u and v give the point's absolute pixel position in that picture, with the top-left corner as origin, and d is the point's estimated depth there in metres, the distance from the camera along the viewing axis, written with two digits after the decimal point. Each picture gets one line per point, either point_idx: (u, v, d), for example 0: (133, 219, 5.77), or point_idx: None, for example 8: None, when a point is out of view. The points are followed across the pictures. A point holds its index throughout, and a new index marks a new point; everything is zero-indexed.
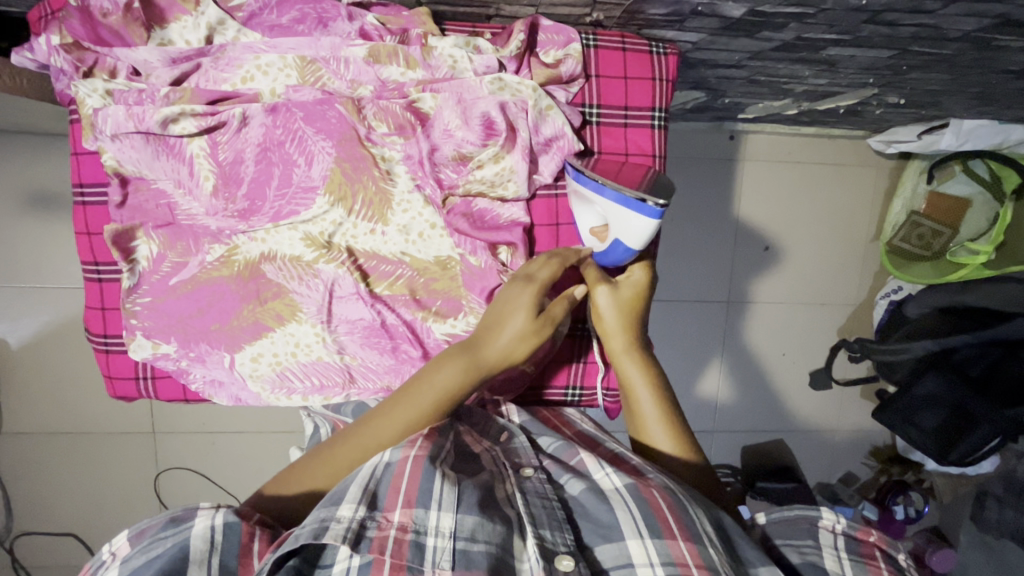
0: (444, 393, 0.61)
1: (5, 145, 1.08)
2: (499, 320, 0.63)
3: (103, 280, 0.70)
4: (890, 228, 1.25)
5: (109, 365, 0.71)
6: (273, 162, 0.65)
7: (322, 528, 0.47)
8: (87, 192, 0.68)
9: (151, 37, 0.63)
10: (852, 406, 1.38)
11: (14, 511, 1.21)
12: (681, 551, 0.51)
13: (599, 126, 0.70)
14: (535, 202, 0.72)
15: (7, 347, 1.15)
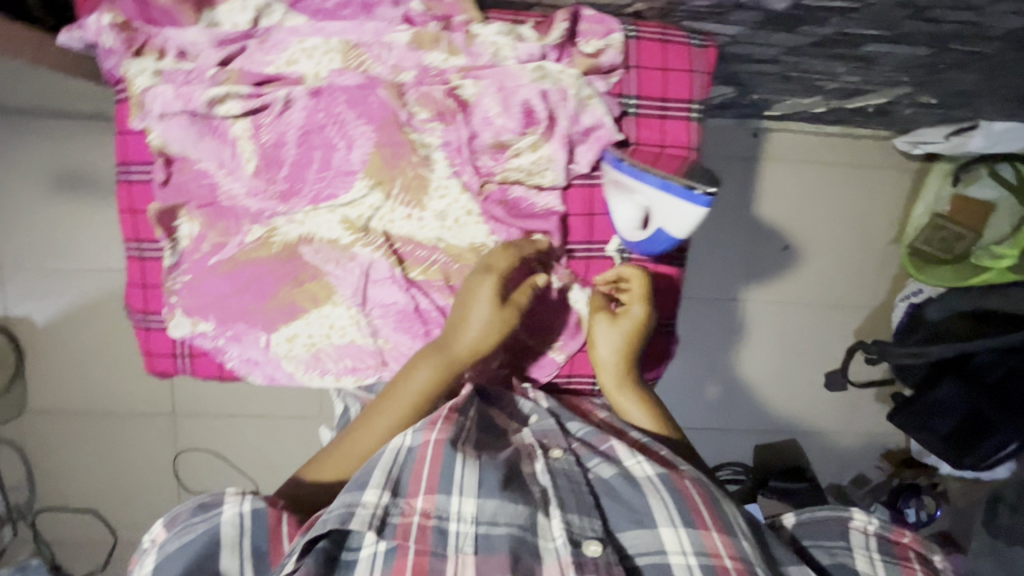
0: (424, 392, 0.67)
1: (36, 125, 1.10)
2: (463, 323, 0.68)
3: (146, 257, 0.74)
4: (913, 230, 1.23)
5: (148, 341, 0.75)
6: (309, 143, 0.69)
7: (350, 515, 0.55)
8: (132, 170, 0.72)
9: (201, 19, 0.67)
10: (869, 410, 1.36)
11: (38, 485, 1.25)
12: (714, 542, 0.58)
13: (636, 117, 0.72)
14: (570, 192, 0.75)
15: (33, 325, 1.17)
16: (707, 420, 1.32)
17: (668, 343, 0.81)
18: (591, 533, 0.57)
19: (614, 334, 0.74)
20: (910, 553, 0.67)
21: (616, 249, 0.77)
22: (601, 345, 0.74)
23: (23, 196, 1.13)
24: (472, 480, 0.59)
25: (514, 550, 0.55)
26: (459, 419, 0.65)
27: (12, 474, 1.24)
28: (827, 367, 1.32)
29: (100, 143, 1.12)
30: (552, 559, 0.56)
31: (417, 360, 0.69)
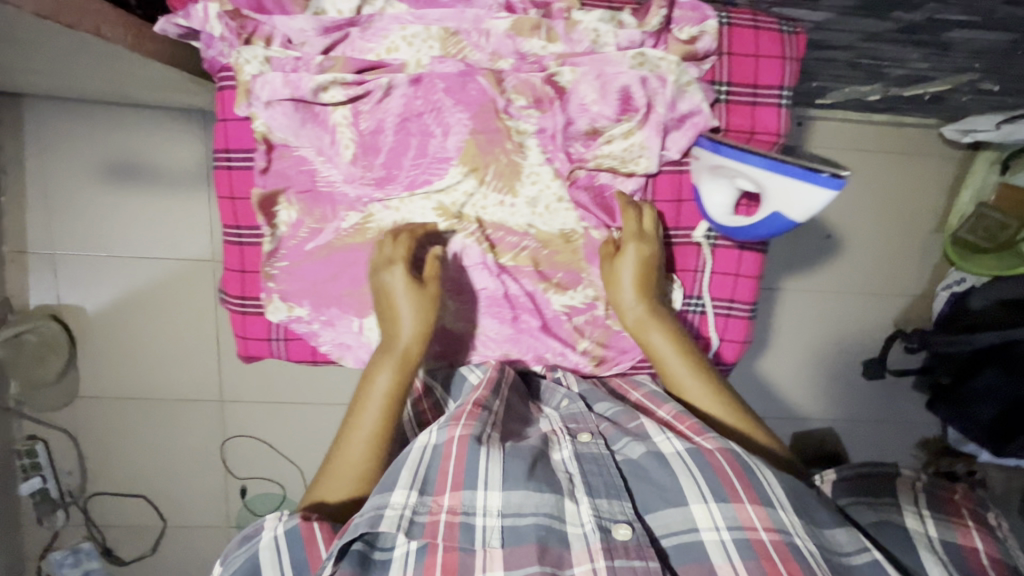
0: (391, 389, 0.67)
1: (91, 115, 1.11)
2: (392, 311, 0.71)
3: (243, 244, 0.79)
4: (956, 219, 1.23)
5: (243, 324, 0.81)
6: (412, 133, 0.72)
7: (379, 516, 0.56)
8: (234, 157, 0.76)
9: (309, 6, 0.69)
10: (906, 398, 1.37)
11: (89, 470, 1.27)
12: (748, 515, 0.58)
13: (726, 104, 0.75)
14: (659, 177, 0.79)
15: (84, 313, 1.19)
16: (744, 408, 1.34)
17: (749, 330, 0.83)
18: (621, 516, 0.59)
19: (632, 281, 0.74)
20: (960, 511, 0.69)
21: (704, 235, 0.79)
22: (625, 293, 0.74)
23: (76, 186, 1.14)
24: (498, 472, 0.60)
25: (543, 539, 0.57)
26: (482, 412, 0.66)
27: (64, 460, 1.26)
28: (864, 356, 1.33)
29: (153, 133, 1.13)
30: (581, 543, 0.58)
31: (374, 365, 0.69)
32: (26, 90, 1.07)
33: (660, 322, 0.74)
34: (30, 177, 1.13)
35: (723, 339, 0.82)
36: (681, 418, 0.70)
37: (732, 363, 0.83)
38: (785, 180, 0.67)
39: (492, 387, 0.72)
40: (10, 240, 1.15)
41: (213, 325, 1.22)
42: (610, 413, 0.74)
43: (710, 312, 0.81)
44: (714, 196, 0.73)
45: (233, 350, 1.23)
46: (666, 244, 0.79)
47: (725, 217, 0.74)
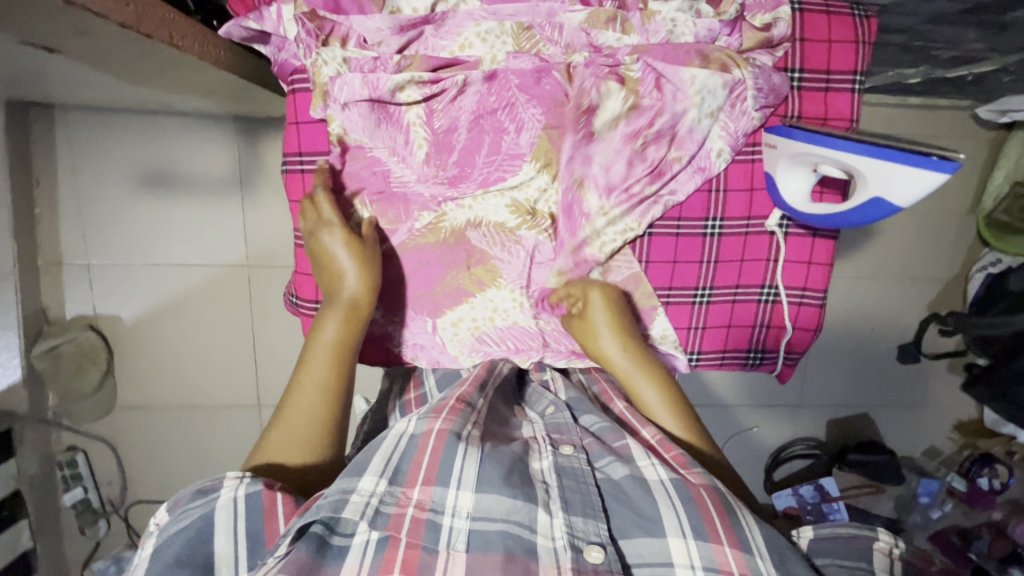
0: (338, 339, 0.69)
1: (123, 123, 1.11)
2: (331, 266, 0.71)
3: None
4: (990, 201, 1.23)
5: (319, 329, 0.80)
6: (486, 130, 0.72)
7: (342, 501, 0.54)
8: (306, 160, 0.77)
9: (385, 5, 0.68)
10: (940, 381, 1.37)
11: (129, 480, 1.28)
12: (726, 557, 0.53)
13: (799, 91, 0.75)
14: (732, 167, 0.77)
15: (121, 322, 1.19)
16: (778, 396, 1.35)
17: (820, 317, 0.82)
18: (595, 538, 0.55)
19: (608, 328, 0.73)
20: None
21: (777, 224, 0.78)
22: (603, 340, 0.73)
23: (110, 197, 1.14)
24: (472, 474, 0.58)
25: (509, 549, 0.53)
26: (466, 410, 0.65)
27: (103, 470, 1.26)
28: (900, 340, 1.34)
29: (186, 140, 1.12)
30: (549, 559, 0.53)
31: (321, 316, 0.71)
32: (57, 101, 1.06)
33: (643, 368, 0.73)
34: (63, 189, 1.13)
35: (795, 327, 0.82)
36: (666, 446, 0.65)
37: (801, 351, 0.83)
38: (870, 164, 0.62)
39: (477, 385, 0.72)
40: (45, 253, 1.15)
41: (249, 331, 1.22)
42: (594, 428, 0.70)
43: (783, 300, 0.81)
44: (794, 183, 0.72)
45: (270, 355, 1.23)
46: (710, 238, 0.78)
47: (803, 204, 0.72)
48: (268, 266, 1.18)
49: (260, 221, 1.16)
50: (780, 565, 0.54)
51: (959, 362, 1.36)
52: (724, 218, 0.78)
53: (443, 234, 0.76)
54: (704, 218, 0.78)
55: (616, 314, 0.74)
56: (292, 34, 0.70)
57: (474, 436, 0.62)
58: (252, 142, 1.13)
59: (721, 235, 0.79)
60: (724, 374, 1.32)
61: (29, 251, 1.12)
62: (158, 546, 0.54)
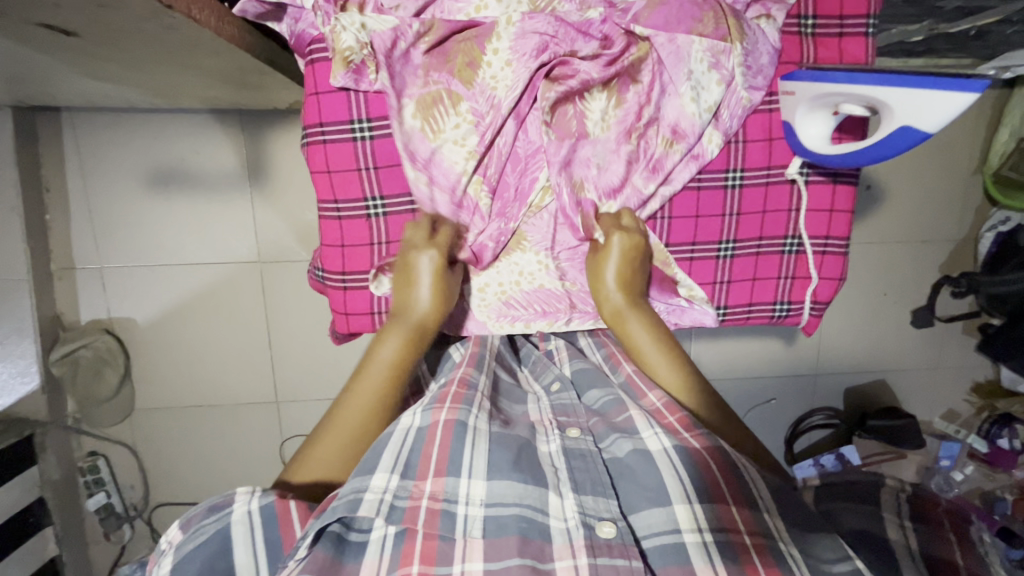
0: (394, 364, 0.68)
1: (128, 124, 1.11)
2: (411, 283, 0.72)
3: (342, 218, 0.77)
4: (995, 158, 1.23)
5: (349, 301, 0.79)
6: (505, 88, 0.71)
7: (357, 501, 0.53)
8: (328, 131, 0.74)
9: None
10: (954, 343, 1.38)
11: (150, 483, 1.28)
12: (732, 517, 0.55)
13: (814, 38, 0.76)
14: (752, 118, 0.77)
15: (136, 324, 1.20)
16: (794, 367, 1.35)
17: (845, 265, 0.82)
18: (606, 514, 0.56)
19: (617, 269, 0.74)
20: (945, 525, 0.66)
21: (797, 172, 0.77)
22: (608, 280, 0.74)
23: (120, 200, 1.14)
24: (482, 462, 0.59)
25: (524, 532, 0.54)
26: (470, 393, 0.66)
27: (125, 474, 1.27)
28: (912, 305, 1.34)
29: (193, 138, 1.13)
30: (563, 539, 0.55)
31: (383, 333, 0.70)
32: (64, 104, 1.06)
33: (640, 315, 0.74)
34: (74, 194, 1.13)
35: (820, 276, 0.82)
36: (670, 410, 0.66)
37: (827, 301, 0.83)
38: (878, 92, 0.60)
39: (474, 364, 0.73)
40: (57, 259, 1.15)
41: (264, 326, 1.22)
42: (599, 404, 0.71)
43: (807, 250, 0.81)
44: (813, 127, 0.71)
45: (286, 349, 1.24)
46: (730, 190, 0.78)
47: (825, 147, 0.71)
48: (281, 260, 1.19)
49: (271, 216, 1.17)
50: (788, 518, 0.58)
51: (972, 323, 1.37)
52: (744, 169, 0.78)
53: (475, 201, 0.76)
54: (725, 170, 0.78)
55: (631, 258, 0.74)
56: (308, 2, 0.69)
57: (481, 421, 0.63)
58: (258, 136, 1.13)
59: (742, 186, 0.78)
60: (739, 347, 1.32)
61: (42, 257, 1.13)
62: (177, 561, 0.53)
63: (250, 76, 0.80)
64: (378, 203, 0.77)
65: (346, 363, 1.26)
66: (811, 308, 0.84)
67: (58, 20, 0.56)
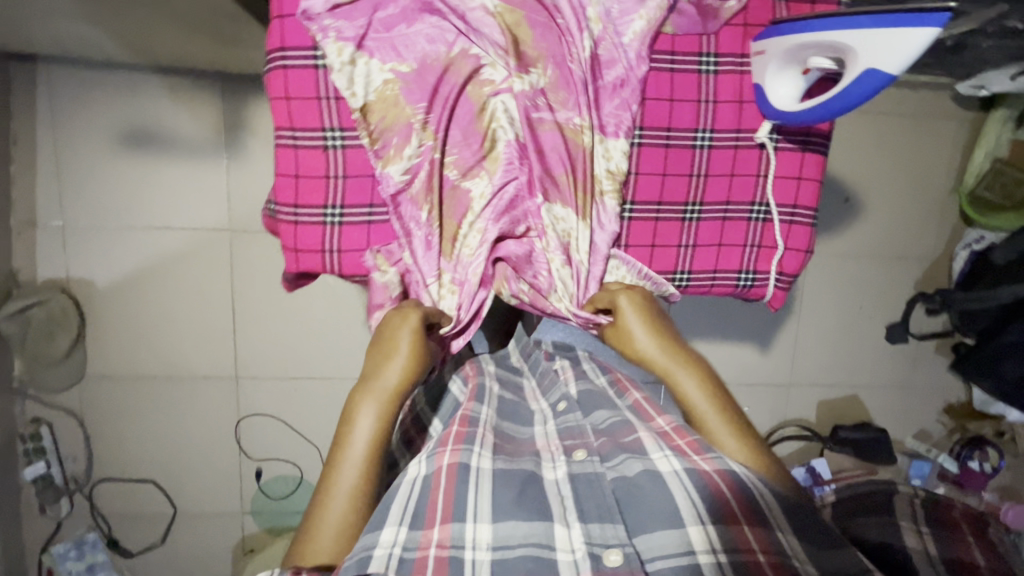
0: (373, 435, 0.58)
1: (107, 81, 1.10)
2: (386, 351, 0.62)
3: (297, 146, 0.69)
4: (972, 178, 1.25)
5: (298, 236, 0.70)
6: (478, 257, 0.68)
7: (367, 558, 0.50)
8: (290, 56, 0.67)
9: None
10: (927, 361, 1.38)
11: (95, 456, 1.22)
12: (744, 535, 0.52)
13: (787, 3, 0.71)
14: (722, 78, 0.72)
15: (95, 286, 1.16)
16: (766, 376, 1.33)
17: (812, 238, 0.76)
18: (614, 541, 0.53)
19: (645, 327, 0.66)
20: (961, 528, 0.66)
21: (767, 136, 0.72)
22: (640, 341, 0.66)
23: (89, 155, 1.12)
24: (487, 504, 0.54)
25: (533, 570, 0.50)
26: (471, 430, 0.60)
27: (68, 445, 1.20)
28: (887, 320, 1.34)
29: (170, 98, 1.11)
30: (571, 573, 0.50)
31: (353, 407, 0.59)
32: (40, 54, 1.05)
33: (686, 362, 0.65)
34: (41, 146, 1.11)
35: (786, 247, 0.76)
36: (680, 432, 0.62)
37: (794, 274, 0.77)
38: (876, 27, 0.55)
39: (476, 398, 0.67)
40: (19, 213, 1.12)
41: (227, 297, 1.18)
42: (606, 424, 0.65)
43: (773, 218, 0.75)
44: (784, 88, 0.67)
45: (250, 323, 1.20)
46: (697, 151, 0.73)
47: (793, 106, 0.66)
48: (251, 231, 1.16)
49: (244, 183, 1.14)
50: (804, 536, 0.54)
51: (945, 343, 1.37)
52: (714, 129, 0.72)
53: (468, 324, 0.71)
54: (695, 129, 0.72)
55: (649, 311, 0.68)
56: None
57: (485, 459, 0.57)
58: (237, 102, 1.12)
59: (711, 147, 0.73)
60: (711, 352, 1.31)
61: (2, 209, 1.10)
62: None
63: (225, 23, 0.79)
64: (336, 133, 0.69)
65: (308, 342, 1.22)
66: (776, 280, 0.77)
67: None
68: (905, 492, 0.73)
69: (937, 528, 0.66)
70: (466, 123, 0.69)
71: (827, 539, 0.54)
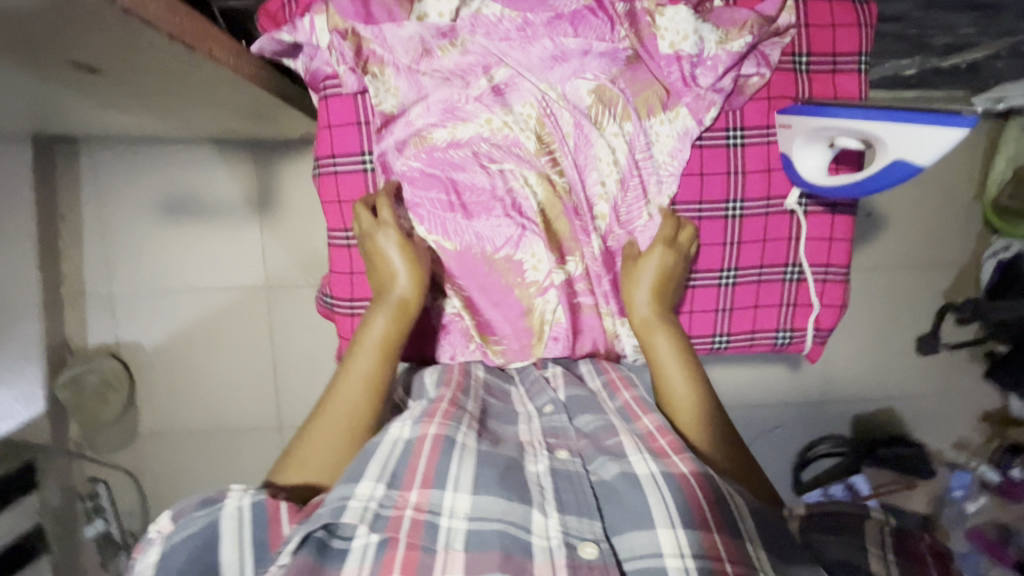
0: (382, 342, 0.65)
1: (145, 155, 1.15)
2: (387, 266, 0.68)
3: (352, 246, 0.76)
4: (994, 186, 1.25)
5: (354, 327, 0.76)
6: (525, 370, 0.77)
7: (342, 508, 0.51)
8: (340, 162, 0.75)
9: (412, 11, 0.67)
10: (961, 369, 1.37)
11: (149, 511, 1.26)
12: (714, 543, 0.51)
13: (808, 74, 0.75)
14: (749, 149, 0.76)
15: (144, 349, 1.21)
16: (799, 394, 1.34)
17: (845, 293, 0.80)
18: (589, 534, 0.52)
19: (649, 286, 0.70)
20: None
21: (796, 203, 0.76)
22: (638, 298, 0.70)
23: (133, 226, 1.18)
24: (469, 476, 0.55)
25: (506, 548, 0.50)
26: (459, 412, 0.62)
27: (124, 501, 1.25)
28: (917, 331, 1.34)
29: (206, 166, 1.17)
30: (544, 557, 0.50)
31: (369, 315, 0.67)
32: (85, 137, 1.11)
33: (666, 326, 0.69)
34: (88, 221, 1.17)
35: (821, 304, 0.80)
36: (662, 432, 0.61)
37: (830, 328, 0.81)
38: (951, 144, 0.55)
39: (462, 390, 0.67)
40: (69, 284, 1.18)
41: (270, 352, 1.23)
42: (589, 428, 0.65)
43: (808, 279, 0.79)
44: (812, 159, 0.70)
45: (291, 375, 1.24)
46: (731, 220, 0.77)
47: (823, 179, 0.70)
48: (288, 287, 1.20)
49: (280, 242, 1.19)
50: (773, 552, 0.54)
51: (979, 350, 1.36)
52: (744, 200, 0.76)
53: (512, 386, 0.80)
54: (726, 201, 0.76)
55: (664, 274, 0.71)
56: (325, 41, 0.68)
57: (470, 439, 0.59)
58: (269, 165, 1.16)
59: (742, 216, 0.77)
60: (741, 374, 1.32)
61: (55, 282, 1.15)
62: (164, 554, 0.51)
63: (266, 108, 0.83)
64: None
65: None
66: (814, 335, 0.82)
67: (81, 66, 0.61)
68: None
69: None
70: (515, 320, 0.74)
71: (784, 550, 0.55)
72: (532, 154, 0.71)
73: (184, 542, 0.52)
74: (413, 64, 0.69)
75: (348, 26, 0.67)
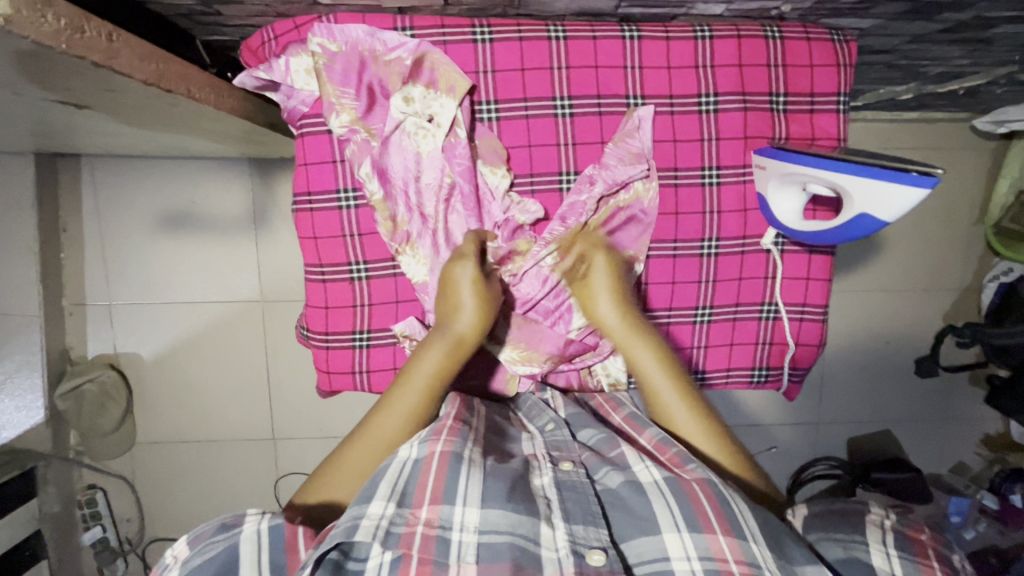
0: (436, 376, 0.66)
1: (144, 169, 1.17)
2: (453, 300, 0.69)
3: (327, 280, 0.76)
4: (996, 211, 1.23)
5: (331, 361, 0.78)
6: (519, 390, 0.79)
7: (355, 527, 0.50)
8: (315, 199, 0.74)
9: (398, 68, 0.69)
10: (960, 392, 1.35)
11: (146, 516, 1.28)
12: (720, 544, 0.51)
13: (786, 114, 0.75)
14: (726, 189, 0.76)
15: (141, 359, 1.23)
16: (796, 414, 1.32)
17: (823, 332, 0.80)
18: (596, 542, 0.52)
19: (605, 296, 0.71)
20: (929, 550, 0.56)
21: (772, 242, 0.77)
22: (603, 312, 0.71)
23: (132, 238, 1.19)
24: (478, 489, 0.55)
25: (518, 560, 0.50)
26: (465, 427, 0.61)
27: (122, 508, 1.28)
28: (917, 353, 1.32)
29: (202, 182, 1.18)
30: (554, 570, 0.50)
31: (425, 343, 0.68)
32: (84, 151, 1.13)
33: (641, 337, 0.70)
34: (88, 233, 1.19)
35: (798, 343, 0.80)
36: (663, 448, 0.63)
37: (807, 366, 0.81)
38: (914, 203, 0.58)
39: (466, 407, 0.66)
40: (69, 295, 1.20)
41: (264, 365, 1.24)
42: (593, 441, 0.66)
43: (784, 317, 0.79)
44: (785, 202, 0.71)
45: (284, 388, 1.25)
46: (706, 258, 0.77)
47: (796, 223, 0.71)
48: (282, 301, 1.22)
49: (275, 258, 1.20)
50: (775, 548, 0.53)
51: (978, 374, 1.35)
52: (720, 239, 0.77)
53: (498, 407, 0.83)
54: (700, 240, 0.76)
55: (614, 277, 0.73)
56: (306, 83, 0.70)
57: (477, 454, 0.58)
58: (265, 182, 1.18)
59: (718, 255, 0.77)
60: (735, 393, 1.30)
61: (55, 294, 1.18)
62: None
63: (254, 132, 0.84)
64: (361, 267, 0.76)
65: (340, 402, 1.27)
66: (791, 373, 0.82)
67: (72, 96, 0.62)
68: (875, 509, 0.61)
69: (908, 552, 0.56)
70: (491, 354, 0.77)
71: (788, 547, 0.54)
72: (518, 217, 0.74)
73: (203, 567, 0.51)
74: (397, 132, 0.72)
75: (339, 95, 0.69)
